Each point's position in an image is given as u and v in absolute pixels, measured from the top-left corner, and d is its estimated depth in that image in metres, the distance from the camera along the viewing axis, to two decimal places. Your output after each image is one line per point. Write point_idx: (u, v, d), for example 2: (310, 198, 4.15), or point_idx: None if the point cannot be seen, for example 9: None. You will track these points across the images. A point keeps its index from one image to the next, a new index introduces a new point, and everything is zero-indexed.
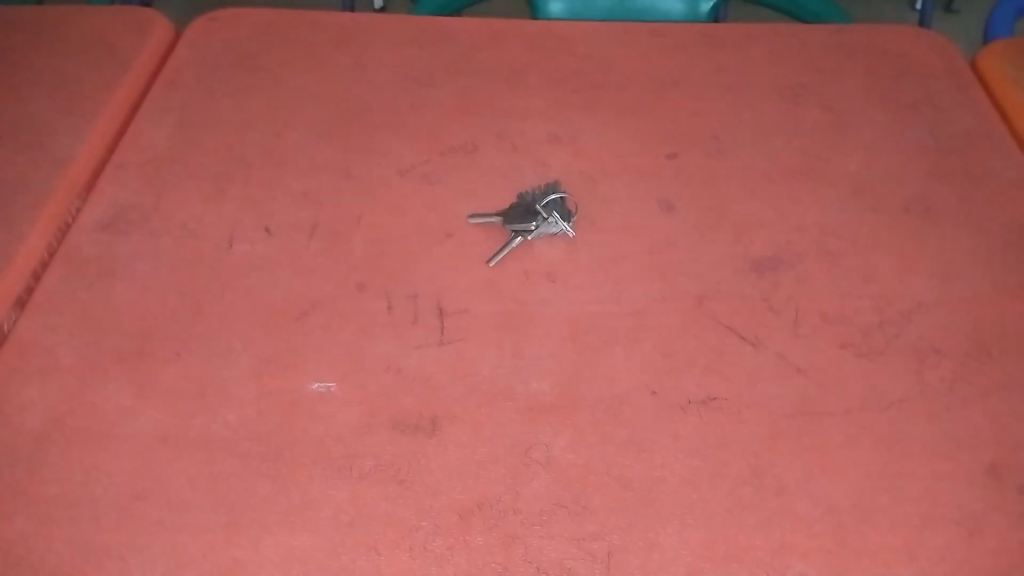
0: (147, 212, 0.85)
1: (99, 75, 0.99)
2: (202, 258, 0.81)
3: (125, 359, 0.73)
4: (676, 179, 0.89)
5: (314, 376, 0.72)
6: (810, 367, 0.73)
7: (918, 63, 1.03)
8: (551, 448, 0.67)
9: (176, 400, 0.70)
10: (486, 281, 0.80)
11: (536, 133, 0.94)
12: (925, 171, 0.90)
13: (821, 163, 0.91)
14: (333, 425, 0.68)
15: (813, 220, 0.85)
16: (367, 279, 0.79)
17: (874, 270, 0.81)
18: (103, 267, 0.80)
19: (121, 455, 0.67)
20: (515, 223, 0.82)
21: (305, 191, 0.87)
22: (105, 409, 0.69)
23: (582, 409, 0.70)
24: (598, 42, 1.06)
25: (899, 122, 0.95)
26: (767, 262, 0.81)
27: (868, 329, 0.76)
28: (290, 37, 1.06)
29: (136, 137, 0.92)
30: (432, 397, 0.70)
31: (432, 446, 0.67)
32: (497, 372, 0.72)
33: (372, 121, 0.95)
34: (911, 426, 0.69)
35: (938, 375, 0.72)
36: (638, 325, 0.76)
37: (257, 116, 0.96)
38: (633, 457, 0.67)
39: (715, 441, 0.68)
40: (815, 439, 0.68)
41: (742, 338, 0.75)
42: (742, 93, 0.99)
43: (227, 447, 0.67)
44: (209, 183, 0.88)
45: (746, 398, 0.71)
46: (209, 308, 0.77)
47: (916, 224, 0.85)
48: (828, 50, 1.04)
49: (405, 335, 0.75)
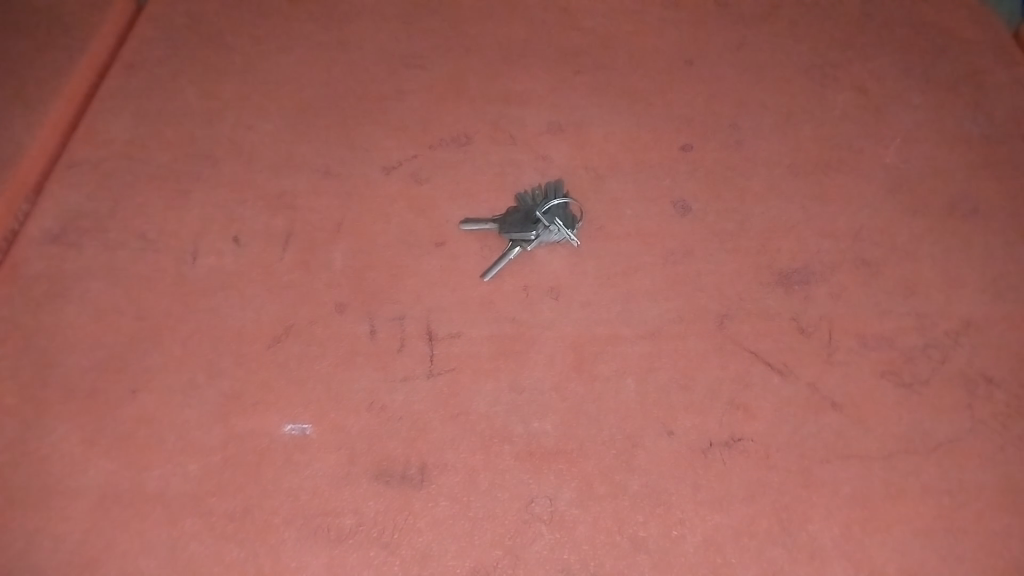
0: (102, 220, 0.76)
1: (47, 47, 0.87)
2: (162, 275, 0.72)
3: (75, 397, 0.65)
4: (693, 176, 0.80)
5: (288, 416, 0.64)
6: (846, 401, 0.65)
7: (957, 34, 0.92)
8: (554, 502, 0.60)
9: (131, 447, 0.62)
10: (480, 299, 0.71)
11: (535, 121, 0.85)
12: (970, 164, 0.80)
13: (853, 156, 0.81)
14: (308, 476, 0.61)
15: (845, 223, 0.76)
16: (348, 297, 0.71)
17: (916, 282, 0.72)
18: (50, 286, 0.71)
19: (69, 513, 0.59)
20: (513, 232, 0.73)
21: (279, 192, 0.78)
22: (51, 458, 0.62)
23: (589, 454, 0.62)
24: (603, 14, 0.95)
25: (939, 107, 0.85)
26: (796, 273, 0.72)
27: (910, 354, 0.67)
28: (262, 12, 0.95)
29: (91, 131, 0.83)
30: (420, 440, 0.63)
31: (421, 500, 0.60)
32: (493, 411, 0.64)
33: (353, 110, 0.85)
34: (961, 472, 0.62)
35: (990, 409, 0.64)
36: (652, 351, 0.68)
37: (224, 104, 0.86)
38: (648, 513, 0.60)
39: (740, 492, 0.61)
40: (854, 490, 0.61)
41: (770, 366, 0.67)
42: (764, 74, 0.89)
43: (188, 504, 0.60)
44: (170, 185, 0.79)
45: (774, 439, 0.63)
46: (169, 334, 0.68)
47: (962, 227, 0.76)
48: (858, 24, 0.94)
49: (389, 365, 0.67)
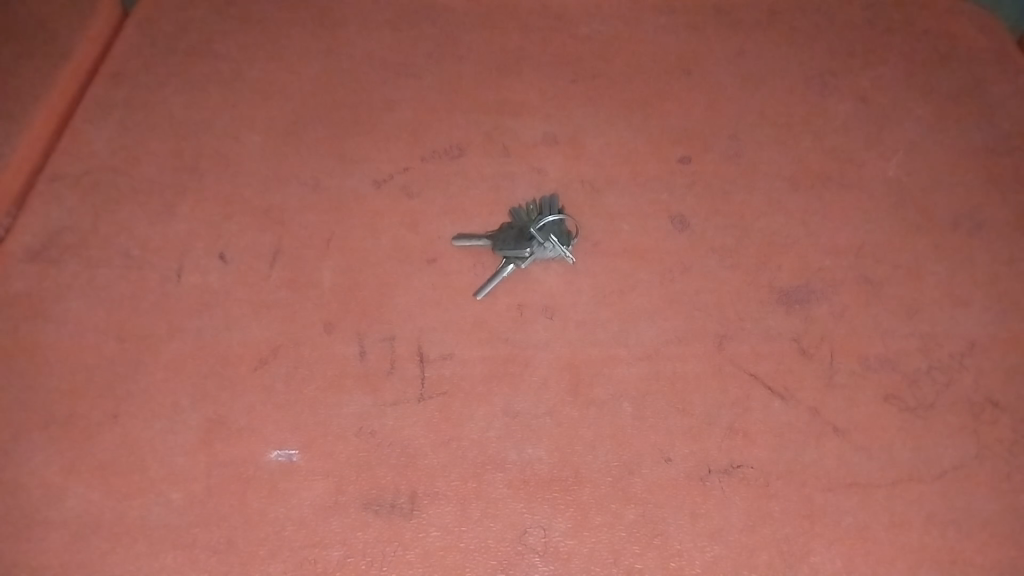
0: (85, 236, 0.74)
1: (30, 55, 0.85)
2: (146, 293, 0.70)
3: (56, 423, 0.63)
4: (691, 190, 0.78)
5: (275, 442, 0.62)
6: (848, 426, 0.63)
7: (961, 42, 0.90)
8: (549, 533, 0.59)
9: (112, 474, 0.61)
10: (474, 318, 0.69)
11: (530, 132, 0.83)
12: (974, 177, 0.79)
13: (855, 169, 0.80)
14: (295, 506, 0.60)
15: (846, 239, 0.74)
16: (337, 317, 0.69)
17: (920, 301, 0.70)
18: (30, 305, 0.69)
19: (47, 545, 0.58)
20: (507, 249, 0.71)
21: (267, 207, 0.76)
22: (30, 487, 0.60)
23: (585, 482, 0.61)
24: (599, 20, 0.93)
25: (942, 117, 0.84)
26: (796, 292, 0.71)
27: (914, 377, 0.66)
28: (251, 17, 0.93)
29: (74, 143, 0.81)
30: (411, 468, 0.61)
31: (411, 530, 0.59)
32: (486, 436, 0.63)
33: (343, 120, 0.83)
34: (966, 501, 0.60)
35: (996, 435, 0.63)
36: (649, 373, 0.66)
37: (211, 114, 0.84)
38: (645, 544, 0.58)
39: (740, 522, 0.59)
40: (856, 520, 0.59)
41: (770, 389, 0.65)
42: (764, 83, 0.87)
43: (171, 536, 0.58)
44: (155, 199, 0.77)
45: (775, 467, 0.61)
46: (153, 356, 0.67)
47: (967, 243, 0.74)
48: (860, 30, 0.92)
49: (379, 388, 0.65)
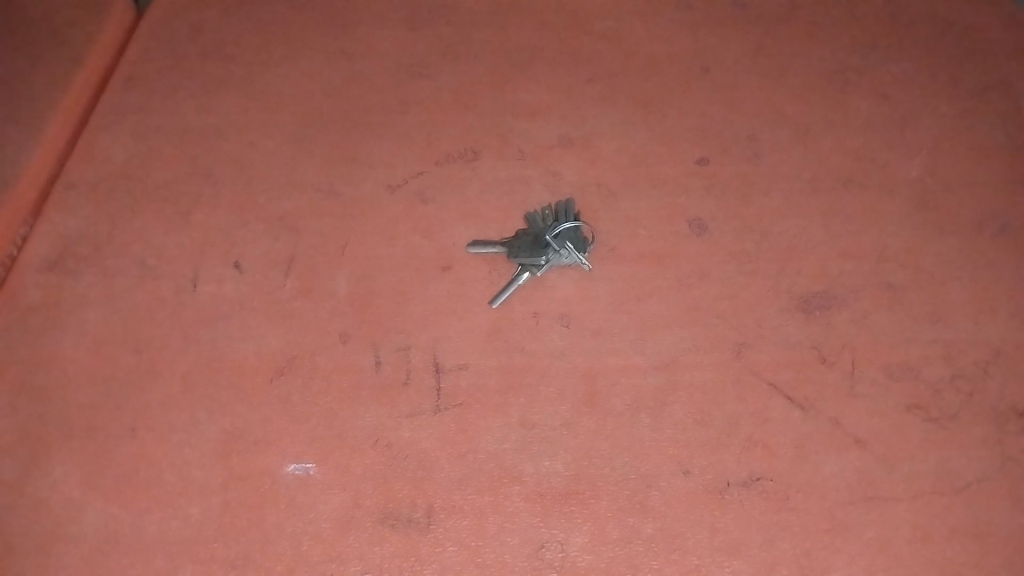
0: (100, 246, 0.74)
1: (45, 61, 0.85)
2: (161, 304, 0.70)
3: (74, 437, 0.63)
4: (709, 193, 0.77)
5: (292, 455, 0.62)
6: (868, 437, 0.63)
7: (987, 36, 0.88)
8: (566, 547, 0.58)
9: (130, 489, 0.61)
10: (489, 327, 0.68)
11: (545, 134, 0.82)
12: (999, 177, 0.77)
13: (876, 169, 0.78)
14: (312, 520, 0.60)
15: (867, 242, 0.73)
16: (352, 327, 0.69)
17: (943, 306, 0.69)
18: (47, 317, 0.69)
19: (67, 560, 0.58)
20: (522, 257, 0.70)
21: (281, 214, 0.76)
22: (50, 501, 0.61)
23: (602, 495, 0.60)
24: (615, 16, 0.92)
25: (967, 114, 0.82)
26: (816, 298, 0.69)
27: (937, 385, 0.65)
28: (264, 18, 0.92)
29: (89, 150, 0.81)
30: (427, 481, 0.61)
31: (427, 545, 0.59)
32: (502, 448, 0.62)
33: (357, 124, 0.83)
34: (990, 515, 0.59)
35: (1020, 445, 0.62)
36: (667, 383, 0.65)
37: (225, 120, 0.83)
38: (663, 559, 0.58)
39: (760, 537, 0.59)
40: (877, 534, 0.59)
41: (789, 399, 0.64)
42: (784, 81, 0.85)
43: (189, 551, 0.59)
44: (170, 207, 0.77)
45: (794, 480, 0.61)
46: (169, 367, 0.67)
47: (991, 246, 0.73)
48: (882, 24, 0.90)
49: (395, 399, 0.65)
